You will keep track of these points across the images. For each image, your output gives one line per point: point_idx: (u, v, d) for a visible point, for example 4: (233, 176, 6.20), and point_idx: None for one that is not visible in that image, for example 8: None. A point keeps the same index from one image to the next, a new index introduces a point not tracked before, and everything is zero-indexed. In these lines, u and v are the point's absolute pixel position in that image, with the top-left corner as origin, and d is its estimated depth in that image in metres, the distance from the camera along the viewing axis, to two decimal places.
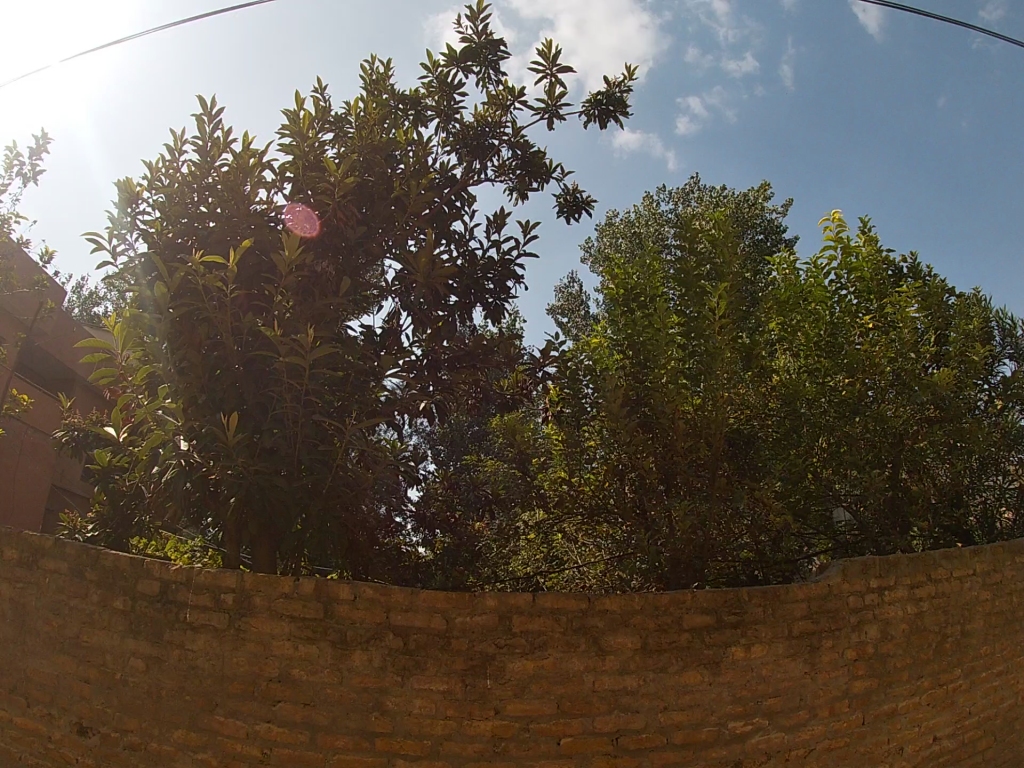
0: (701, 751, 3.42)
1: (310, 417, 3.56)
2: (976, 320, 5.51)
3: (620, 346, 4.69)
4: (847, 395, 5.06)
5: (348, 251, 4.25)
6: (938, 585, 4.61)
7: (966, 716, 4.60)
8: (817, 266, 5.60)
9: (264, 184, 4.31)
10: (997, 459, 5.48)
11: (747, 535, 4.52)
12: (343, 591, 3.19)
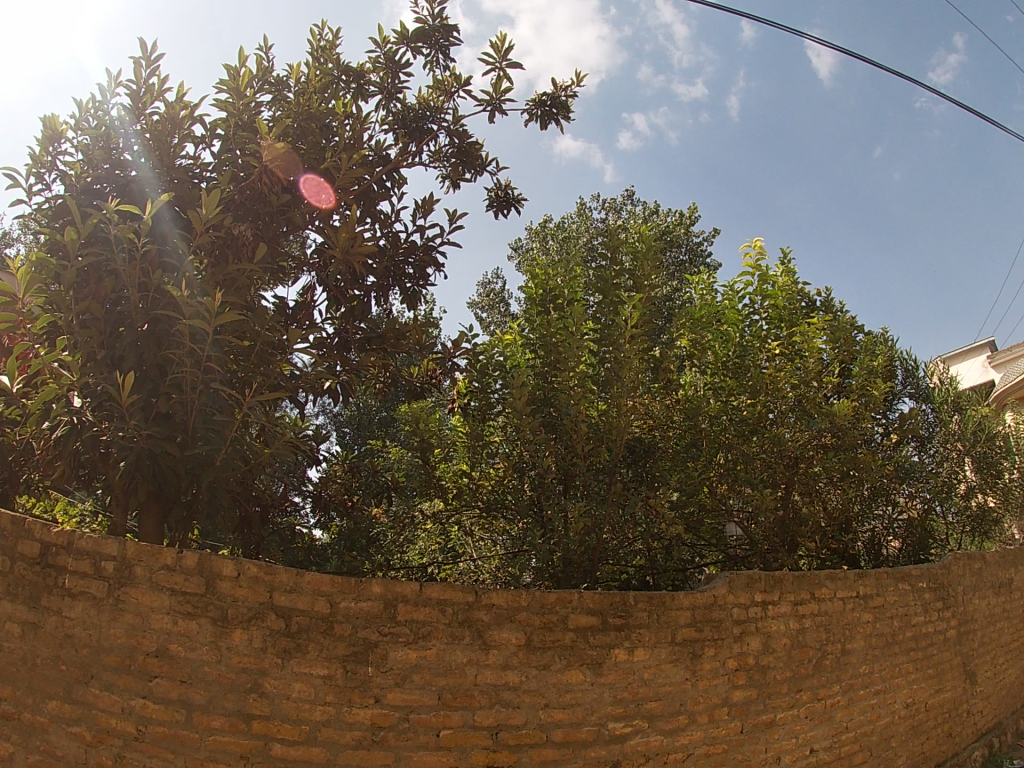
0: (580, 750, 3.47)
1: (208, 385, 3.33)
2: (879, 359, 5.95)
3: (531, 348, 4.77)
4: (749, 415, 5.27)
5: (266, 218, 4.03)
6: (822, 605, 4.89)
7: (843, 731, 4.85)
8: (732, 291, 5.79)
9: (191, 139, 4.11)
10: (890, 491, 6.26)
11: (642, 542, 4.89)
12: (225, 568, 3.10)
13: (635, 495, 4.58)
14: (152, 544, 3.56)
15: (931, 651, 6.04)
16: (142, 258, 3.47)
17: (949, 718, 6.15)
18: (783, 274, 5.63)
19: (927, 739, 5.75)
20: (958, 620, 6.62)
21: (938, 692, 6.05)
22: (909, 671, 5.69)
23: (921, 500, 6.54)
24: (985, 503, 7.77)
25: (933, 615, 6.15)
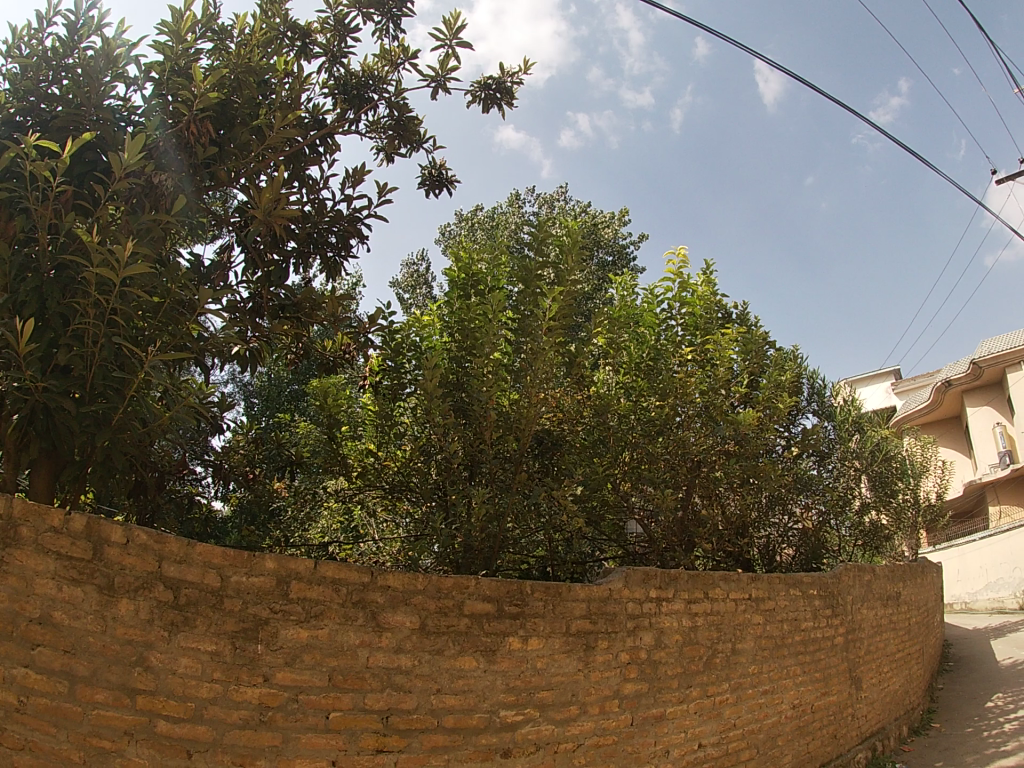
0: (470, 737, 3.48)
1: (111, 340, 3.14)
2: (785, 374, 6.21)
3: (449, 331, 4.81)
4: (656, 416, 5.45)
5: (189, 170, 3.91)
6: (715, 605, 5.07)
7: (731, 728, 5.02)
8: (652, 295, 5.89)
9: (123, 80, 3.89)
10: (786, 502, 6.65)
11: (541, 533, 4.98)
12: (115, 534, 2.97)
13: (539, 487, 4.60)
14: (40, 502, 3.39)
15: (819, 656, 6.35)
16: (56, 200, 3.28)
17: (834, 720, 6.47)
18: (702, 284, 5.81)
19: (813, 739, 6.04)
20: (846, 628, 6.98)
21: (824, 695, 6.35)
22: (797, 673, 5.96)
23: (815, 511, 6.88)
24: (875, 519, 8.22)
25: (822, 622, 6.46)
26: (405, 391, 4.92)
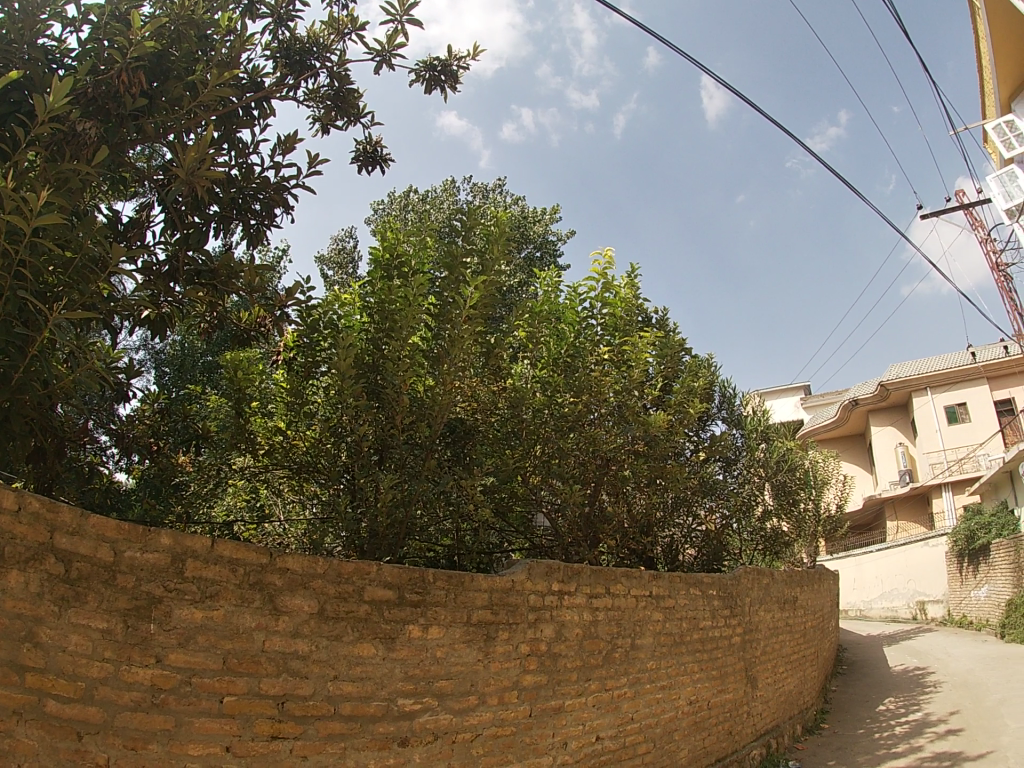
0: (368, 725, 3.46)
1: (16, 295, 2.99)
2: (697, 380, 6.35)
3: (368, 312, 4.70)
4: (570, 413, 5.51)
5: (114, 121, 3.69)
6: (615, 600, 5.21)
7: (629, 721, 5.14)
8: (574, 293, 5.97)
9: (59, 19, 3.69)
10: (692, 504, 6.85)
11: (449, 522, 5.17)
12: (5, 500, 2.80)
13: (447, 476, 4.65)
14: None
15: (716, 654, 6.57)
16: None
17: (730, 717, 6.70)
18: (624, 286, 5.86)
19: (708, 735, 6.24)
20: (743, 628, 7.27)
21: (721, 692, 6.58)
22: (695, 670, 6.15)
23: (719, 516, 7.25)
24: (776, 526, 8.57)
25: (719, 621, 6.71)
26: (318, 371, 4.81)
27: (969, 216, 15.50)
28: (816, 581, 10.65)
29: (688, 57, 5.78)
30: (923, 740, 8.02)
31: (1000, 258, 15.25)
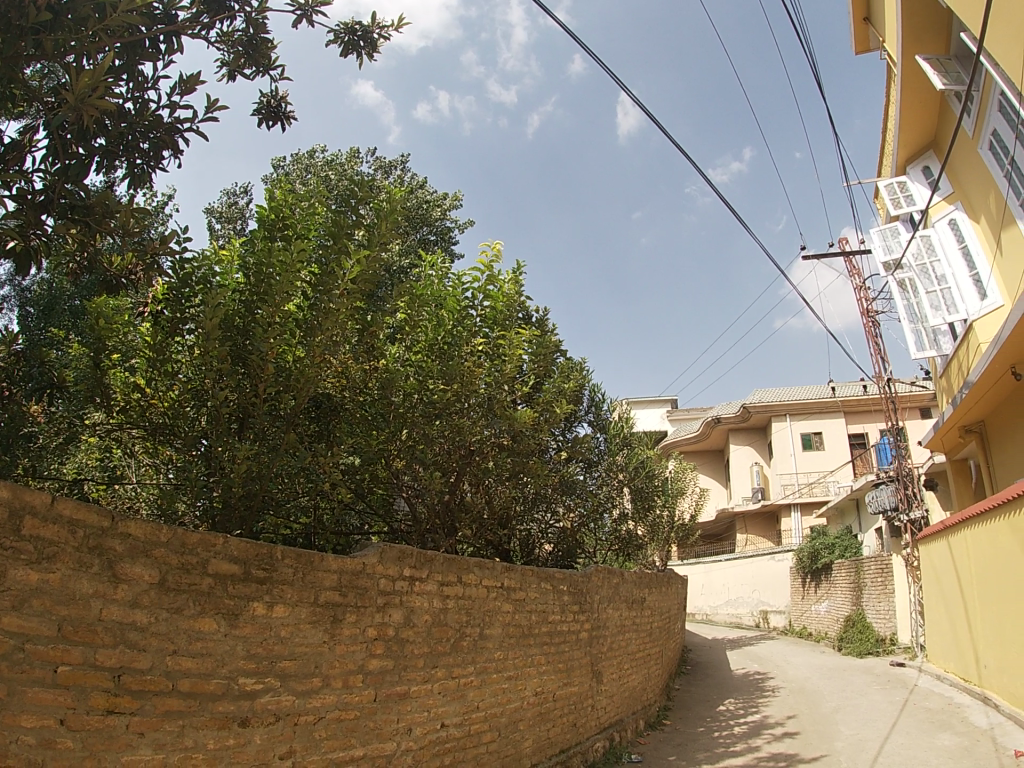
0: (207, 704, 3.38)
1: None
2: (567, 381, 6.56)
3: (244, 271, 4.59)
4: (440, 400, 5.52)
5: (12, 32, 3.42)
6: (466, 589, 5.29)
7: (474, 709, 5.25)
8: (458, 282, 6.15)
9: None
10: (552, 501, 7.41)
11: (307, 498, 5.27)
12: None
13: (306, 451, 4.58)
14: None
15: (563, 648, 6.82)
16: None
17: (575, 710, 6.98)
18: (507, 281, 6.14)
19: (553, 726, 6.47)
20: (591, 624, 7.59)
21: (566, 685, 6.84)
22: (541, 663, 6.36)
23: (575, 516, 7.80)
24: (630, 529, 9.39)
25: (568, 616, 6.98)
26: (184, 329, 4.62)
27: (849, 263, 16.72)
28: (662, 585, 11.30)
29: (609, 71, 6.69)
30: (760, 741, 8.62)
31: (871, 304, 16.58)
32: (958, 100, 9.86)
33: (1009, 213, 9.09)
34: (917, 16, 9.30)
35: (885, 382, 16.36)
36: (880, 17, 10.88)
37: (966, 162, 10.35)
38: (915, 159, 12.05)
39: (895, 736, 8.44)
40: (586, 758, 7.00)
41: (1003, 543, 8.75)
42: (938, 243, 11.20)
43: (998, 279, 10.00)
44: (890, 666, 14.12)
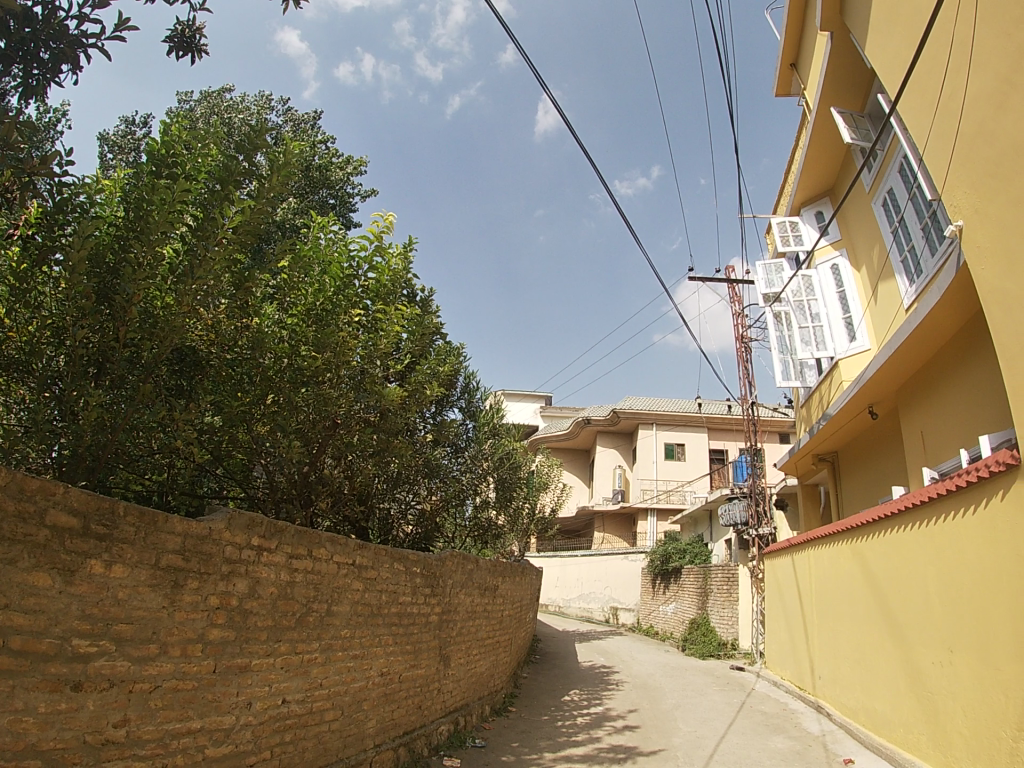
0: (36, 664, 3.16)
1: None
2: (441, 365, 6.60)
3: (124, 205, 4.32)
4: (307, 368, 5.40)
5: None
6: (315, 564, 5.19)
7: (318, 686, 5.19)
8: (344, 247, 6.06)
9: None
10: (413, 482, 7.59)
11: (163, 456, 5.02)
12: None
13: (161, 404, 4.37)
14: None
15: (411, 630, 6.86)
16: None
17: (420, 692, 7.05)
18: (394, 256, 6.12)
19: (397, 707, 6.50)
20: (441, 608, 7.68)
21: (412, 667, 6.88)
22: (388, 643, 6.35)
23: (434, 498, 7.99)
24: (489, 517, 9.71)
25: (419, 598, 7.03)
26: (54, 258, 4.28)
27: (731, 290, 17.74)
28: (515, 575, 11.62)
29: (537, 71, 7.31)
30: (602, 733, 9.03)
31: (746, 330, 17.71)
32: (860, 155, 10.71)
33: (889, 268, 9.97)
34: (838, 72, 9.98)
35: (748, 404, 17.51)
36: (805, 64, 11.54)
37: (857, 214, 11.18)
38: (810, 204, 12.97)
39: (730, 735, 9.08)
40: (428, 740, 7.10)
41: (843, 565, 9.65)
42: (818, 285, 12.09)
43: (868, 325, 10.98)
44: (730, 669, 15.14)
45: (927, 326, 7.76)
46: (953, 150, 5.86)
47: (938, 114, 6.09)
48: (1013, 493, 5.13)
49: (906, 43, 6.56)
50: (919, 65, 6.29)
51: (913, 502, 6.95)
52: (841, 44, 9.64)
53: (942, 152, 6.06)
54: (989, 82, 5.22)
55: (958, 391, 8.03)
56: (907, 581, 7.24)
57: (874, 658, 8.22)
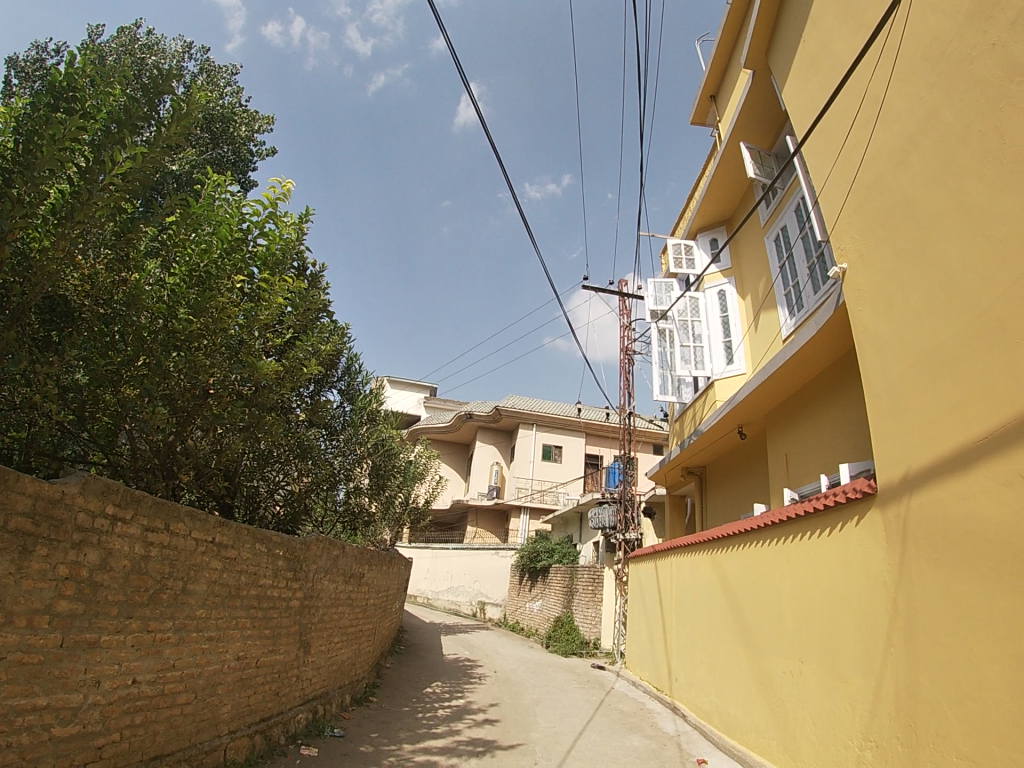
0: None
1: None
2: (319, 343, 6.53)
3: (16, 136, 3.88)
4: (180, 332, 5.13)
5: None
6: (172, 540, 4.91)
7: (170, 667, 4.94)
8: (236, 208, 5.79)
9: None
10: (285, 461, 7.45)
11: (18, 408, 4.66)
12: None
13: (22, 354, 4.08)
14: None
15: (271, 614, 6.66)
16: None
17: (278, 679, 6.86)
18: (287, 228, 5.92)
19: (253, 693, 6.29)
20: (303, 593, 7.51)
21: (270, 652, 6.69)
22: (246, 626, 6.13)
23: (303, 481, 7.94)
24: (361, 504, 9.65)
25: (280, 582, 6.83)
26: None
27: (621, 303, 18.43)
28: (382, 564, 11.52)
29: (461, 71, 7.80)
30: (462, 725, 9.12)
31: (631, 343, 18.46)
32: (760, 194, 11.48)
33: (772, 298, 10.73)
34: (751, 112, 10.63)
35: (625, 414, 18.24)
36: (724, 98, 12.19)
37: (749, 245, 11.93)
38: (706, 230, 13.73)
39: (588, 732, 9.42)
40: (285, 728, 6.93)
41: (703, 574, 10.27)
42: (703, 307, 12.81)
43: (746, 349, 11.74)
44: (590, 667, 15.72)
45: (799, 356, 8.40)
46: (848, 196, 6.41)
47: (840, 161, 6.61)
48: (868, 518, 5.66)
49: (823, 92, 7.04)
50: (831, 114, 6.77)
51: (773, 519, 7.51)
52: (758, 86, 10.27)
53: (839, 196, 6.59)
54: (888, 138, 5.72)
55: (824, 421, 8.77)
56: (763, 593, 7.79)
57: (729, 663, 8.78)
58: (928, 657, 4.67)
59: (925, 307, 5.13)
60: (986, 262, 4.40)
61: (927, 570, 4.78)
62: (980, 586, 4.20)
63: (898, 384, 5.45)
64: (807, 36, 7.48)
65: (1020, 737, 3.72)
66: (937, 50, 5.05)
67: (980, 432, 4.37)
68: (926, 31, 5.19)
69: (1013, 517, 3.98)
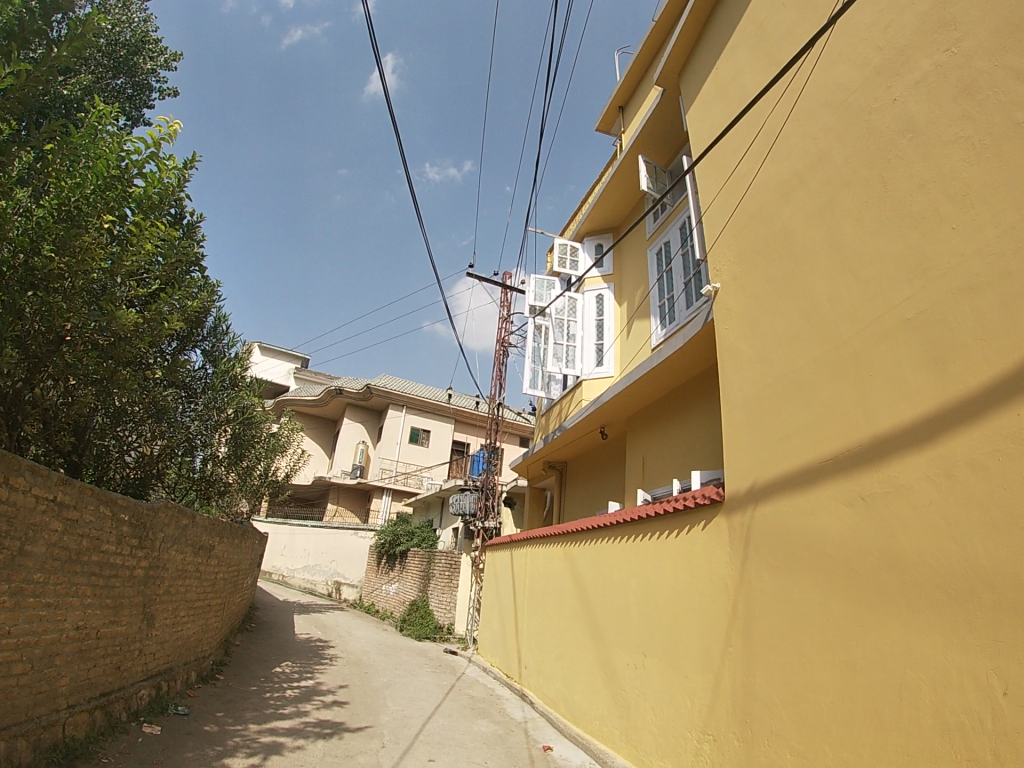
0: None
1: None
2: (183, 296, 6.16)
3: None
4: (43, 271, 4.69)
5: None
6: (12, 495, 4.50)
7: (5, 634, 4.54)
8: (118, 142, 5.33)
9: None
10: (135, 419, 7.01)
11: None
12: None
13: None
14: None
15: (113, 583, 6.25)
16: None
17: (120, 652, 6.46)
18: (171, 174, 5.54)
19: (93, 666, 5.90)
20: (148, 562, 7.10)
21: (112, 623, 6.29)
22: (86, 594, 5.72)
23: (155, 442, 7.53)
24: (218, 472, 9.29)
25: (123, 549, 6.42)
26: None
27: (503, 295, 18.66)
28: (233, 537, 11.07)
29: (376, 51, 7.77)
30: (310, 707, 8.96)
31: (507, 335, 18.72)
32: (650, 210, 12.03)
33: (645, 307, 11.23)
34: (657, 131, 11.07)
35: (494, 404, 18.46)
36: (631, 111, 12.58)
37: (631, 254, 12.39)
38: (593, 234, 14.15)
39: (438, 717, 9.51)
40: (127, 704, 6.56)
41: (556, 566, 10.60)
42: (580, 308, 13.27)
43: (615, 352, 12.16)
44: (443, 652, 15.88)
45: (663, 366, 8.84)
46: (732, 221, 6.82)
47: (731, 184, 6.98)
48: (714, 523, 6.07)
49: (728, 119, 7.39)
50: (729, 139, 7.13)
51: (627, 519, 7.87)
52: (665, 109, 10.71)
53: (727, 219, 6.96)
54: (779, 172, 6.10)
55: (680, 429, 9.30)
56: (613, 589, 8.15)
57: (577, 655, 9.14)
58: (765, 659, 5.08)
59: (789, 333, 5.53)
60: (853, 301, 4.82)
61: (767, 577, 5.20)
62: (817, 596, 4.60)
63: (755, 402, 5.86)
64: (722, 64, 7.82)
65: (848, 738, 4.12)
66: (841, 98, 5.42)
67: (829, 454, 4.77)
68: (833, 77, 5.55)
69: (853, 535, 4.38)
